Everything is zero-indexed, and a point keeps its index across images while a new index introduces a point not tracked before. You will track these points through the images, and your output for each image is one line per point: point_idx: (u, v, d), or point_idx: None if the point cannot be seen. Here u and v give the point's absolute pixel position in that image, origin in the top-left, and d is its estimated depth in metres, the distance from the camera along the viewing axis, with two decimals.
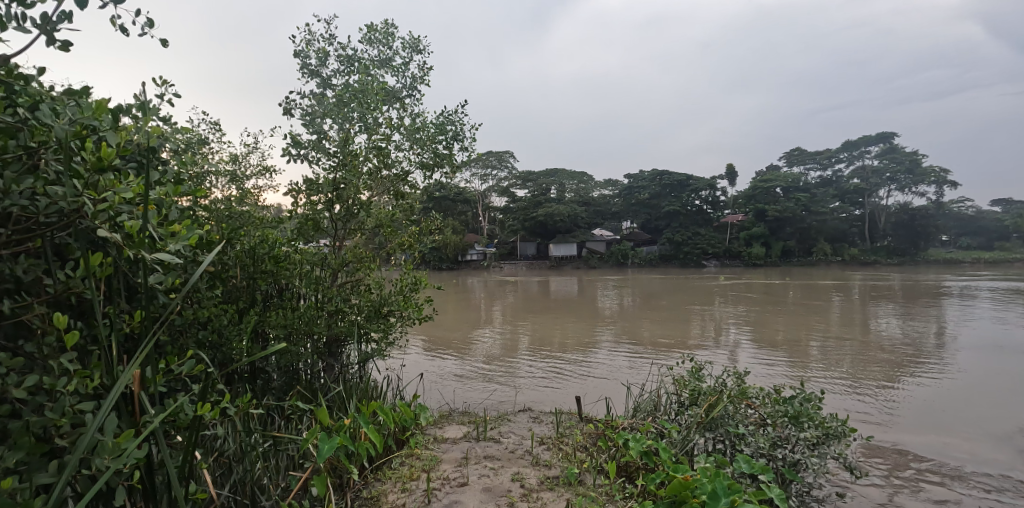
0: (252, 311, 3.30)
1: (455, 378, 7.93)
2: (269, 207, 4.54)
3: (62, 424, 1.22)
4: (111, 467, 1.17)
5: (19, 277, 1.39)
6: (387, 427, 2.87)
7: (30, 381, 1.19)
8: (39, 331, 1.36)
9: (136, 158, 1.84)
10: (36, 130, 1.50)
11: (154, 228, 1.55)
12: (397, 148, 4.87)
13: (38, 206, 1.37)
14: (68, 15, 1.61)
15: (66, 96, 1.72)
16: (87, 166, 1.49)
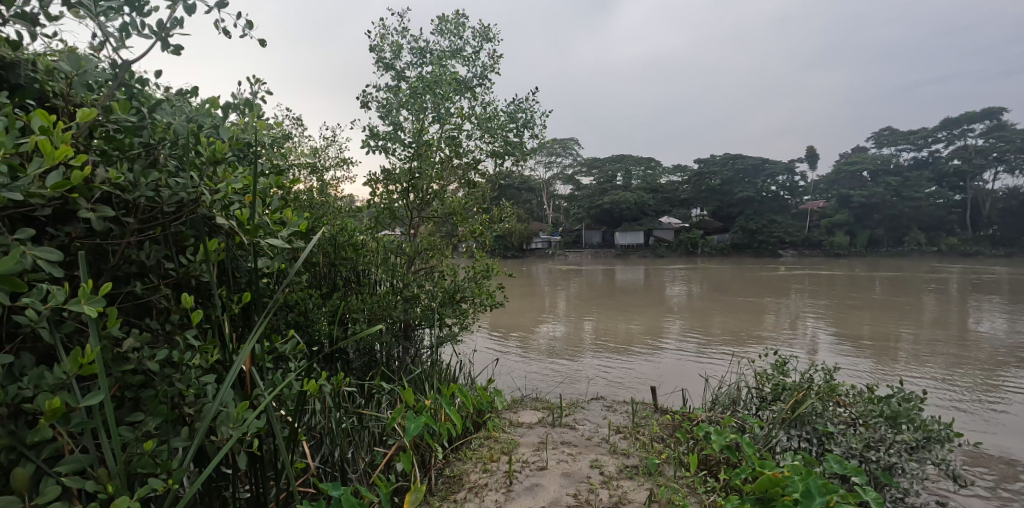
0: (335, 295, 3.49)
1: (522, 365, 8.03)
2: (348, 197, 4.75)
3: (189, 394, 1.35)
4: (234, 434, 1.29)
5: (144, 262, 1.51)
6: (466, 409, 2.96)
7: (163, 354, 1.32)
8: (166, 311, 1.51)
9: (240, 154, 1.98)
10: (157, 129, 1.65)
11: (261, 216, 1.69)
12: (468, 137, 4.95)
13: (162, 197, 1.50)
14: (182, 22, 1.73)
15: (179, 97, 1.87)
16: (203, 159, 1.64)
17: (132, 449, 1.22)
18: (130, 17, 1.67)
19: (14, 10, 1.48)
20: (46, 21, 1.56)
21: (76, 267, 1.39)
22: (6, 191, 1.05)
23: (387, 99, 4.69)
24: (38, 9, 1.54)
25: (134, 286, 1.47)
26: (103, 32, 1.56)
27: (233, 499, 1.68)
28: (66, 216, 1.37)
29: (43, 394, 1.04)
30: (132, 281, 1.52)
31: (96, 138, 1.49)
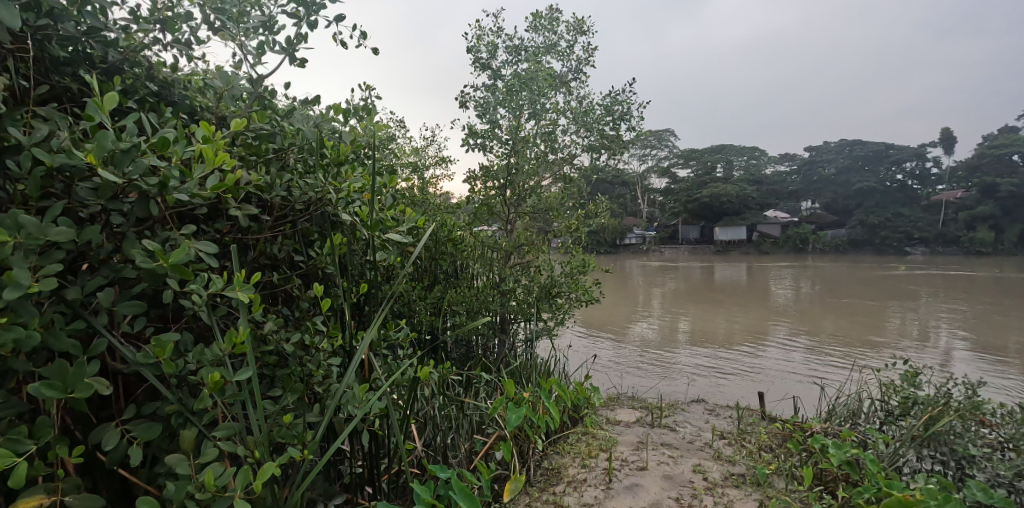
0: (437, 288, 3.66)
1: (616, 363, 7.92)
2: (447, 194, 4.93)
3: (319, 374, 1.50)
4: (359, 413, 1.41)
5: (277, 255, 1.68)
6: (564, 403, 2.98)
7: (297, 337, 1.47)
8: (297, 298, 1.68)
9: (357, 156, 2.13)
10: (287, 134, 1.81)
11: (378, 213, 1.82)
12: (564, 132, 4.95)
13: (294, 196, 1.66)
14: (306, 37, 1.89)
15: (304, 105, 2.05)
16: (330, 161, 1.80)
17: (274, 421, 1.37)
18: (263, 36, 1.85)
19: (173, 37, 1.70)
20: (196, 44, 1.77)
21: (224, 258, 1.57)
22: (177, 193, 1.20)
23: (484, 97, 4.80)
24: (191, 34, 1.75)
25: (270, 276, 1.63)
26: (243, 51, 1.75)
27: (353, 474, 1.82)
28: (216, 214, 1.55)
29: (206, 368, 1.19)
30: (268, 272, 1.69)
31: (239, 146, 1.67)
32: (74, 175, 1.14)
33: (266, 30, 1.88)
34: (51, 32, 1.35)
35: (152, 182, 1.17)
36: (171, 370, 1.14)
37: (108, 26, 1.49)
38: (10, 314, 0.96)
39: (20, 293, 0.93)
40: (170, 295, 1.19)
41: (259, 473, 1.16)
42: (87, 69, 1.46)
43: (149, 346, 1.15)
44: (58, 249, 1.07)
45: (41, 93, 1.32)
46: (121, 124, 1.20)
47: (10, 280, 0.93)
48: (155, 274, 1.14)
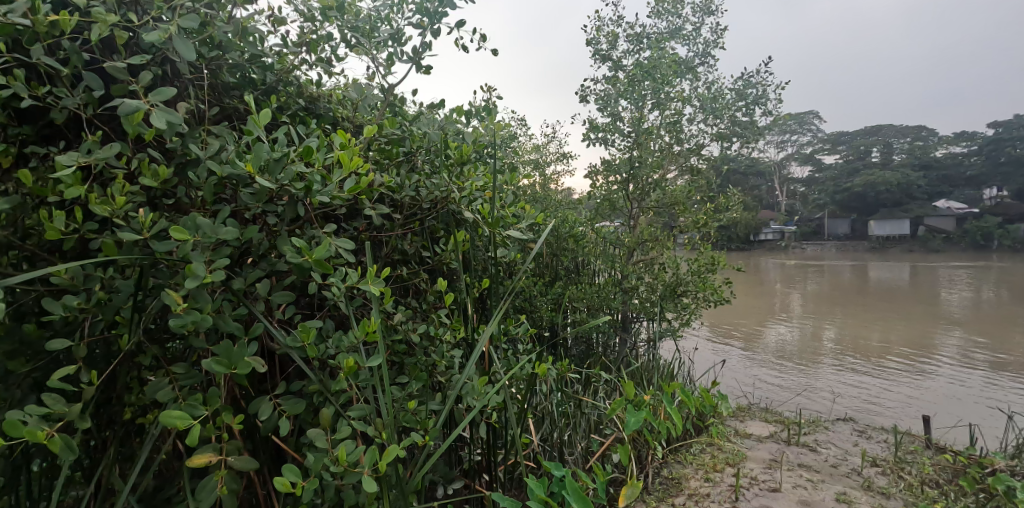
0: (557, 284, 3.67)
1: (747, 370, 7.38)
2: (568, 189, 4.92)
3: (441, 365, 1.57)
4: (478, 405, 1.45)
5: (407, 251, 1.78)
6: (688, 410, 2.83)
7: (423, 329, 1.56)
8: (424, 292, 1.78)
9: (480, 155, 2.20)
10: (415, 138, 1.92)
11: (500, 210, 1.86)
12: (691, 121, 4.70)
13: (422, 195, 1.76)
14: (431, 45, 1.99)
15: (430, 109, 2.15)
16: (454, 160, 1.87)
17: (400, 406, 1.46)
18: (392, 48, 1.98)
19: (317, 56, 1.88)
20: (336, 61, 1.95)
21: (361, 254, 1.71)
22: (320, 195, 1.32)
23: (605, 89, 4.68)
24: (331, 53, 1.93)
25: (400, 271, 1.74)
26: (376, 64, 1.89)
27: (471, 462, 1.89)
28: (354, 213, 1.69)
29: (343, 354, 1.30)
30: (398, 266, 1.81)
31: (373, 151, 1.80)
32: (239, 183, 1.31)
33: (394, 42, 2.01)
34: (221, 61, 1.56)
35: (299, 187, 1.30)
36: (314, 354, 1.26)
37: (265, 52, 1.68)
38: (189, 300, 1.12)
39: (196, 282, 1.08)
40: (314, 286, 1.31)
41: (385, 454, 1.23)
42: (250, 90, 1.67)
43: (296, 331, 1.28)
44: (226, 246, 1.22)
45: (215, 113, 1.54)
46: (275, 136, 1.35)
47: (189, 272, 1.09)
48: (302, 268, 1.27)
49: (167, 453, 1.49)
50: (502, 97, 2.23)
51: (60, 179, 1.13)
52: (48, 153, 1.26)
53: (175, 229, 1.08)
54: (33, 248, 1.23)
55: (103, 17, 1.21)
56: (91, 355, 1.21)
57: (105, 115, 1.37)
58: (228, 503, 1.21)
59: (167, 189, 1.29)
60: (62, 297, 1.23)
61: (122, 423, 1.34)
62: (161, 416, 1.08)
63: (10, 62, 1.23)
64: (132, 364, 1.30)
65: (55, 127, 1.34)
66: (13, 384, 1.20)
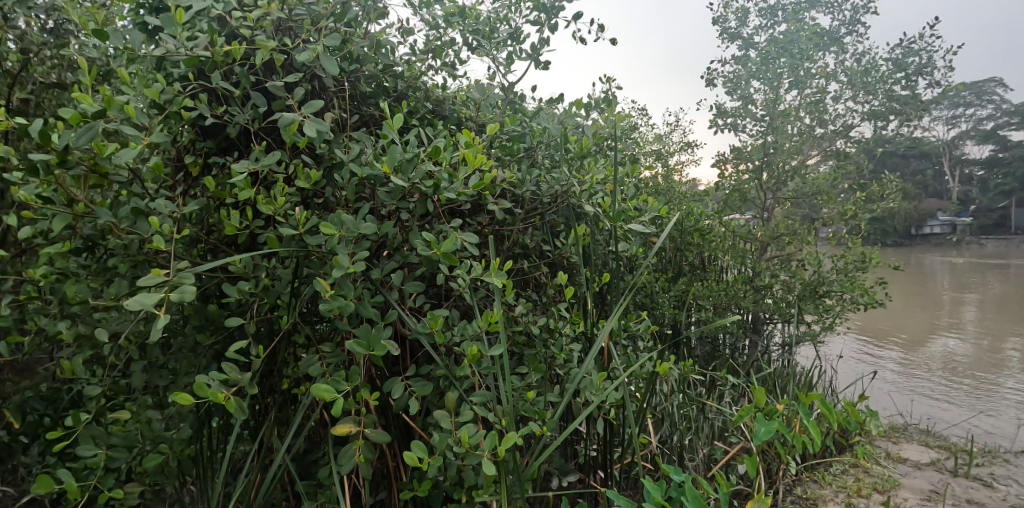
0: (679, 280, 3.52)
1: (902, 384, 6.52)
2: (693, 181, 4.68)
3: (560, 358, 1.59)
4: (596, 400, 1.45)
5: (528, 245, 1.82)
6: (829, 424, 2.56)
7: (543, 322, 1.59)
8: (544, 285, 1.81)
9: (599, 148, 2.18)
10: (536, 134, 1.95)
11: (622, 203, 1.82)
12: (836, 99, 4.23)
13: (543, 190, 1.78)
14: (549, 41, 2.00)
15: (549, 104, 2.16)
16: (575, 154, 1.87)
17: (520, 396, 1.50)
18: (511, 47, 2.01)
19: (441, 61, 1.98)
20: (459, 64, 2.03)
21: (484, 247, 1.78)
22: (447, 192, 1.40)
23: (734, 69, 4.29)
24: (455, 57, 2.02)
25: (521, 264, 1.79)
26: (496, 65, 1.94)
27: (587, 457, 1.90)
28: (478, 208, 1.76)
29: (467, 342, 1.37)
30: (519, 259, 1.86)
31: (495, 148, 1.86)
32: (376, 182, 1.43)
33: (513, 40, 2.04)
34: (359, 73, 1.71)
35: (428, 184, 1.39)
36: (441, 340, 1.34)
37: (397, 61, 1.81)
38: (336, 288, 1.26)
39: (341, 272, 1.20)
40: (442, 277, 1.39)
41: (504, 440, 1.27)
42: (384, 98, 1.81)
43: (426, 319, 1.37)
44: (366, 239, 1.34)
45: (355, 120, 1.69)
46: (407, 138, 1.45)
47: (336, 262, 1.21)
48: (431, 260, 1.35)
49: (316, 422, 1.68)
50: (622, 86, 2.18)
51: (235, 183, 1.32)
52: (225, 162, 1.48)
53: (325, 225, 1.21)
54: (215, 241, 1.45)
55: (265, 44, 1.39)
56: (259, 332, 1.41)
57: (268, 128, 1.57)
58: (365, 470, 1.33)
59: (317, 189, 1.45)
60: (237, 283, 1.44)
61: (281, 392, 1.54)
62: (312, 387, 1.21)
63: (197, 88, 1.46)
64: (289, 341, 1.49)
65: (230, 140, 1.57)
66: (200, 354, 1.43)
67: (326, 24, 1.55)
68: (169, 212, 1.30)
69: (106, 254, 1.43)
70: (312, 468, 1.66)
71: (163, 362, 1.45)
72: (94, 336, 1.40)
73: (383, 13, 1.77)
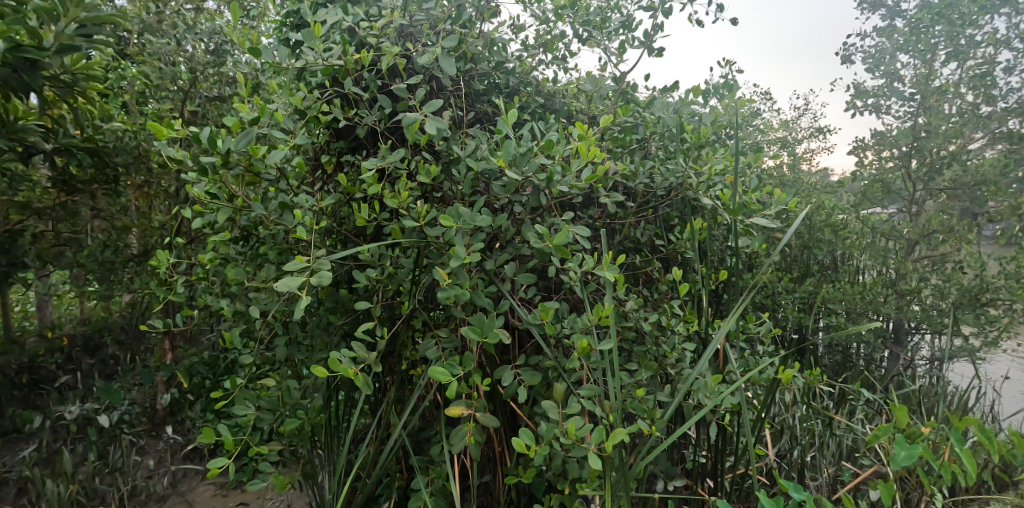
0: (805, 280, 3.25)
1: None
2: (825, 171, 4.27)
3: (672, 357, 1.54)
4: (710, 404, 1.38)
5: (640, 240, 1.78)
6: (988, 455, 2.23)
7: (654, 319, 1.54)
8: (657, 281, 1.75)
9: (717, 137, 2.06)
10: (649, 124, 1.89)
11: (744, 196, 1.71)
12: (1011, 71, 3.59)
13: (657, 183, 1.73)
14: (663, 27, 1.92)
15: (663, 93, 2.01)
16: (692, 144, 1.79)
17: (629, 393, 1.47)
18: (623, 35, 1.96)
19: (552, 55, 1.98)
20: (570, 58, 2.01)
21: (595, 240, 1.77)
22: (560, 186, 1.41)
23: (878, 42, 3.73)
24: (565, 50, 2.00)
25: (633, 259, 1.75)
26: (608, 56, 1.90)
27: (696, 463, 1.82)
28: (589, 202, 1.75)
29: (576, 335, 1.37)
30: (631, 254, 1.82)
31: (607, 141, 1.84)
32: (491, 176, 1.47)
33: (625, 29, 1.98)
34: (474, 72, 1.77)
35: (542, 178, 1.41)
36: (551, 332, 1.35)
37: (509, 58, 1.84)
38: (452, 277, 1.31)
39: (458, 262, 1.25)
40: (553, 270, 1.40)
41: (612, 435, 1.24)
42: (497, 95, 1.85)
43: (536, 310, 1.38)
44: (481, 231, 1.39)
45: (471, 117, 1.75)
46: (520, 132, 1.48)
47: (453, 253, 1.27)
48: (543, 252, 1.36)
49: (430, 402, 1.78)
50: (742, 69, 2.02)
51: (364, 179, 1.43)
52: (355, 160, 1.61)
53: (444, 217, 1.27)
54: (346, 232, 1.58)
55: (390, 50, 1.48)
56: (383, 316, 1.52)
57: (392, 126, 1.68)
58: (474, 452, 1.38)
59: (436, 184, 1.53)
60: (364, 270, 1.57)
61: (400, 372, 1.65)
62: (428, 369, 1.27)
63: (332, 93, 1.60)
64: (408, 326, 1.59)
65: (359, 140, 1.70)
66: (332, 333, 1.57)
67: (444, 27, 1.62)
68: (309, 205, 1.44)
69: (257, 242, 1.62)
70: (425, 445, 1.77)
71: (302, 339, 1.62)
72: (247, 313, 1.59)
73: (496, 11, 1.81)
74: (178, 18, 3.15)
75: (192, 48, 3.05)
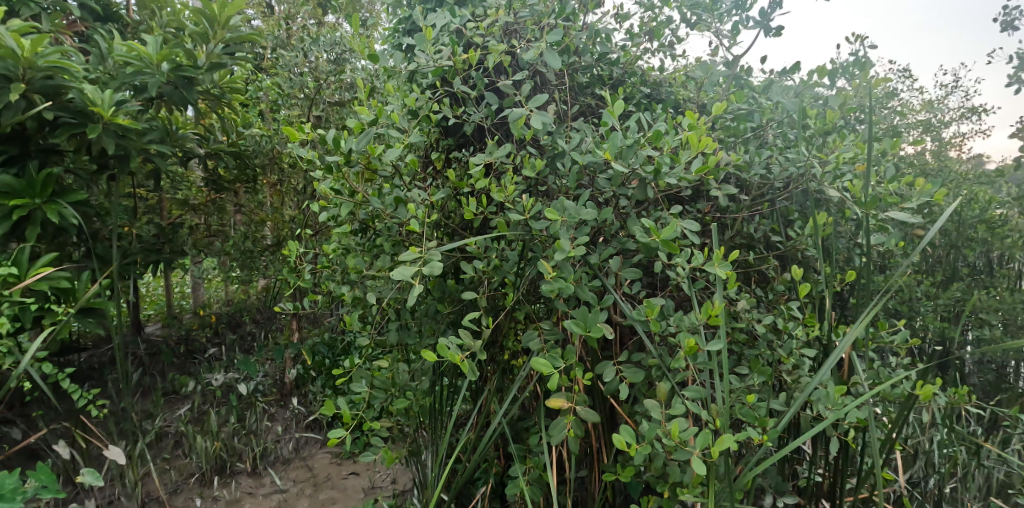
0: (950, 284, 2.86)
1: None
2: (981, 159, 3.72)
3: (788, 362, 1.43)
4: (832, 416, 1.27)
5: (753, 236, 1.67)
6: None
7: (769, 320, 1.45)
8: (773, 280, 1.64)
9: (845, 122, 1.87)
10: (766, 111, 1.76)
11: (878, 187, 1.54)
12: None
13: (775, 174, 1.61)
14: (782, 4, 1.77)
15: (781, 75, 1.86)
16: (816, 130, 1.64)
17: (739, 398, 1.39)
18: (736, 16, 1.82)
19: (658, 43, 1.90)
20: (678, 44, 1.93)
21: (705, 236, 1.69)
22: (668, 178, 1.36)
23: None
24: (672, 36, 1.92)
25: (746, 256, 1.65)
26: (720, 39, 1.79)
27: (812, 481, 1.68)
28: (698, 195, 1.68)
29: (683, 333, 1.32)
30: (743, 251, 1.71)
31: (718, 130, 1.74)
32: (596, 169, 1.46)
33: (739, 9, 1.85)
34: (578, 65, 1.76)
35: (649, 169, 1.37)
36: (656, 329, 1.31)
37: (612, 48, 1.80)
38: (557, 270, 1.32)
39: (563, 255, 1.26)
40: (660, 265, 1.36)
41: (718, 441, 1.18)
42: (601, 87, 1.82)
43: (641, 306, 1.35)
44: (586, 225, 1.38)
45: (575, 110, 1.74)
46: (626, 123, 1.44)
47: (558, 246, 1.27)
48: (649, 247, 1.33)
49: (530, 393, 1.81)
50: (876, 44, 1.81)
51: (472, 174, 1.48)
52: (463, 156, 1.67)
53: (549, 211, 1.28)
54: (453, 225, 1.65)
55: (496, 48, 1.52)
56: (487, 306, 1.56)
57: (498, 122, 1.72)
58: (573, 445, 1.38)
59: (540, 178, 1.54)
60: (470, 262, 1.62)
61: (502, 362, 1.70)
62: (531, 359, 1.29)
63: (442, 92, 1.67)
64: (511, 317, 1.63)
65: (466, 137, 1.76)
66: (440, 321, 1.65)
67: (548, 22, 1.62)
68: (420, 200, 1.52)
69: (374, 234, 1.74)
70: (524, 434, 1.80)
71: (411, 325, 1.72)
72: (365, 299, 1.72)
73: (600, 1, 1.77)
74: (306, 31, 3.45)
75: (315, 58, 3.31)
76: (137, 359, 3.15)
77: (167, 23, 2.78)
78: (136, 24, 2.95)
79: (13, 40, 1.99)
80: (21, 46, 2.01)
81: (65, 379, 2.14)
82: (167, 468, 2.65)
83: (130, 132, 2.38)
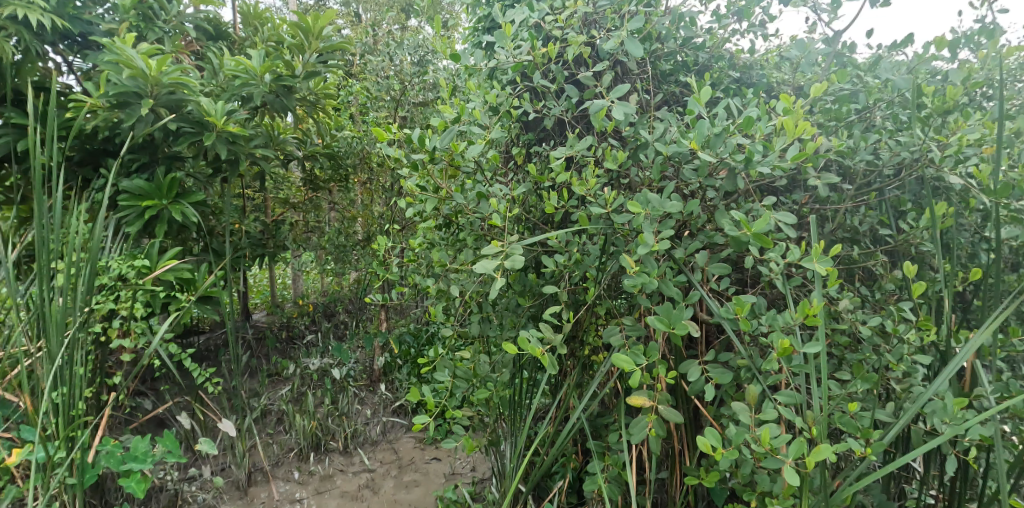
0: None
1: None
2: None
3: (897, 368, 1.31)
4: (949, 431, 1.14)
5: (858, 229, 1.54)
6: None
7: (875, 323, 1.33)
8: (880, 278, 1.51)
9: (969, 98, 1.67)
10: (873, 91, 1.60)
11: (1010, 172, 1.36)
12: None
13: (883, 160, 1.47)
14: None
15: (891, 48, 1.69)
16: (933, 110, 1.47)
17: (840, 406, 1.29)
18: None
19: (748, 23, 1.79)
20: (770, 22, 1.80)
21: (802, 229, 1.58)
22: (760, 167, 1.28)
23: None
24: (764, 14, 1.79)
25: (849, 251, 1.52)
26: (818, 13, 1.66)
27: (922, 502, 1.54)
28: (795, 185, 1.57)
29: (776, 333, 1.24)
30: (846, 246, 1.58)
31: (817, 114, 1.61)
32: (681, 160, 1.40)
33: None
34: (660, 52, 1.71)
35: (739, 159, 1.30)
36: (747, 329, 1.24)
37: (698, 32, 1.72)
38: (640, 264, 1.28)
39: (646, 250, 1.22)
40: (751, 261, 1.28)
41: (814, 451, 1.10)
42: (685, 74, 1.76)
43: (730, 303, 1.28)
44: (671, 218, 1.33)
45: (657, 100, 1.68)
46: (713, 110, 1.37)
47: (642, 240, 1.23)
48: (739, 241, 1.25)
49: (611, 389, 1.79)
50: (1009, 8, 1.60)
51: (553, 168, 1.47)
52: (543, 151, 1.67)
53: (632, 204, 1.25)
54: (534, 220, 1.65)
55: (576, 39, 1.49)
56: (568, 301, 1.56)
57: (578, 115, 1.69)
58: (655, 445, 1.34)
59: (623, 171, 1.51)
60: (551, 256, 1.63)
61: (583, 357, 1.69)
62: (612, 355, 1.25)
63: (522, 88, 1.67)
64: (592, 312, 1.61)
65: (546, 131, 1.76)
66: (520, 314, 1.67)
67: (629, 9, 1.58)
68: (502, 195, 1.53)
69: (457, 229, 1.80)
70: (604, 431, 1.79)
71: (492, 318, 1.75)
72: (448, 291, 1.77)
73: None
74: (391, 36, 3.58)
75: (400, 61, 3.42)
76: (246, 343, 3.44)
77: (269, 37, 3.01)
78: (242, 41, 3.23)
79: (142, 61, 2.23)
80: (149, 66, 2.24)
81: (187, 359, 2.37)
82: (271, 442, 2.90)
83: (239, 138, 2.60)
